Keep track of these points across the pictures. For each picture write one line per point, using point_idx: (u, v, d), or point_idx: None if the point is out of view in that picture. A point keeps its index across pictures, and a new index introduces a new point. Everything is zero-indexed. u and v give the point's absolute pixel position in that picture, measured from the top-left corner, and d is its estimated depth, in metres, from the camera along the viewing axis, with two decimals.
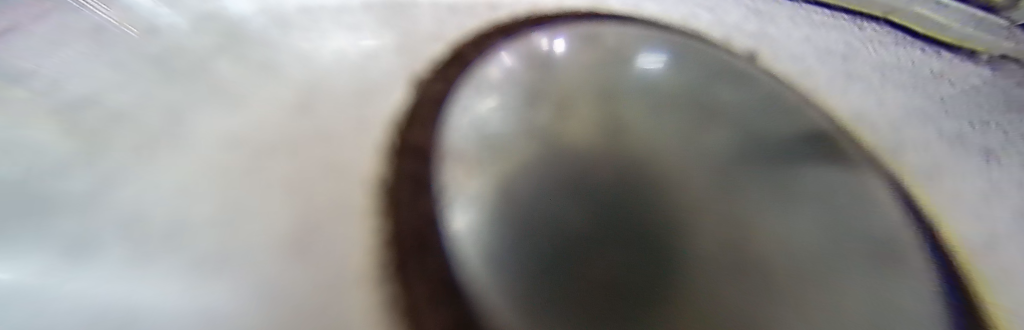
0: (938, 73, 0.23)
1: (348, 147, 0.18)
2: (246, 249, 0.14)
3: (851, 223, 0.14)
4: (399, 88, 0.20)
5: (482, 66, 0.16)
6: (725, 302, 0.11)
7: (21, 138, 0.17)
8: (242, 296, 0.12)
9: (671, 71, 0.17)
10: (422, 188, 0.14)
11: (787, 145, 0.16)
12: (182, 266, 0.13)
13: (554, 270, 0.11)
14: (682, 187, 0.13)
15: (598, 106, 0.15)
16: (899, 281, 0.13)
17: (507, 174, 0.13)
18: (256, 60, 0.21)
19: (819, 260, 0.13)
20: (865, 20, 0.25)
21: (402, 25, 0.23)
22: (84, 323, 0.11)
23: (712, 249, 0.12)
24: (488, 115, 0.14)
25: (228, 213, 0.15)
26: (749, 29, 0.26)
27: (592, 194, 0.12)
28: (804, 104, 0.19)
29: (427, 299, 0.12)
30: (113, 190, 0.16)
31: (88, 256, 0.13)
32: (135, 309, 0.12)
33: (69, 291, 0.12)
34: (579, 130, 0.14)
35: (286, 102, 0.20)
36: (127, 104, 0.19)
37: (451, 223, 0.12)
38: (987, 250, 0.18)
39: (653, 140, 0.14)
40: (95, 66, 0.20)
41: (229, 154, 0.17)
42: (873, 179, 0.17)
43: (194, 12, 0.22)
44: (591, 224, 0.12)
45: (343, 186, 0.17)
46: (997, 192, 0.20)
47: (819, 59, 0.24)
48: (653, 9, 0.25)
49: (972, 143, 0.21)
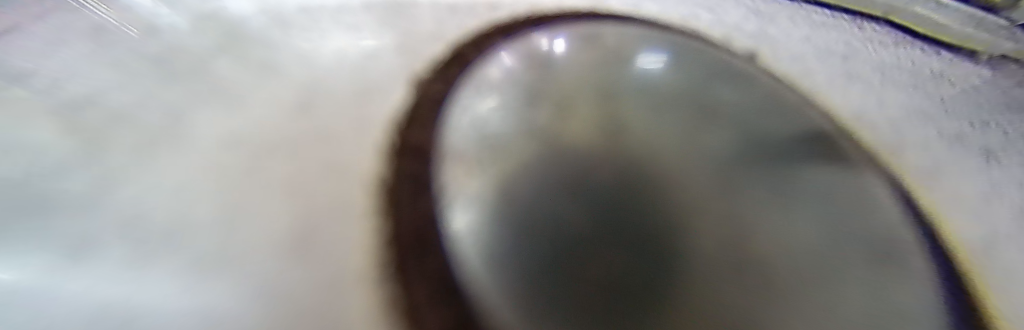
0: (939, 73, 0.23)
1: (348, 147, 0.18)
2: (246, 249, 0.14)
3: (851, 223, 0.14)
4: (398, 88, 0.20)
5: (481, 66, 0.16)
6: (725, 302, 0.11)
7: (25, 139, 0.17)
8: (242, 298, 0.12)
9: (671, 71, 0.17)
10: (422, 187, 0.14)
11: (786, 145, 0.16)
12: (183, 267, 0.14)
13: (554, 270, 0.11)
14: (683, 187, 0.13)
15: (598, 105, 0.15)
16: (900, 282, 0.13)
17: (507, 174, 0.13)
18: (256, 60, 0.21)
19: (819, 260, 0.13)
20: (865, 20, 0.25)
21: (402, 25, 0.23)
22: (85, 322, 0.12)
23: (713, 249, 0.12)
24: (488, 115, 0.14)
25: (229, 212, 0.15)
26: (749, 29, 0.26)
27: (592, 195, 0.12)
28: (803, 104, 0.19)
29: (427, 299, 0.12)
30: (114, 189, 0.16)
31: (89, 255, 0.14)
32: (134, 309, 0.12)
33: (69, 292, 0.13)
34: (579, 130, 0.14)
35: (285, 102, 0.20)
36: (127, 104, 0.19)
37: (451, 223, 0.12)
38: (988, 250, 0.18)
39: (654, 140, 0.14)
40: (95, 66, 0.20)
41: (229, 154, 0.17)
42: (873, 179, 0.17)
43: (194, 12, 0.22)
44: (591, 224, 0.12)
45: (343, 186, 0.17)
46: (997, 191, 0.20)
47: (819, 59, 0.24)
48: (653, 10, 0.25)
49: (971, 143, 0.21)
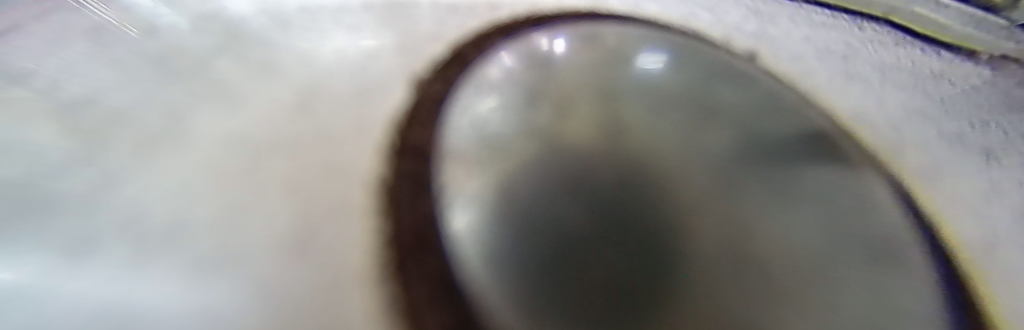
0: (940, 72, 0.23)
1: (348, 147, 0.18)
2: (245, 249, 0.14)
3: (850, 224, 0.14)
4: (399, 89, 0.20)
5: (481, 66, 0.16)
6: (723, 302, 0.11)
7: (22, 138, 0.17)
8: (241, 297, 0.12)
9: (671, 71, 0.17)
10: (422, 187, 0.14)
11: (787, 145, 0.16)
12: (183, 267, 0.14)
13: (554, 270, 0.11)
14: (684, 187, 0.13)
15: (598, 105, 0.15)
16: (901, 283, 0.13)
17: (507, 173, 0.13)
18: (257, 60, 0.21)
19: (818, 259, 0.13)
20: (866, 20, 0.25)
21: (401, 25, 0.23)
22: (85, 321, 0.12)
23: (713, 249, 0.12)
24: (488, 115, 0.14)
25: (229, 213, 0.15)
26: (749, 29, 0.26)
27: (592, 196, 0.12)
28: (803, 104, 0.19)
29: (427, 299, 0.12)
30: (115, 190, 0.16)
31: (89, 256, 0.14)
32: (134, 309, 0.12)
33: (69, 291, 0.13)
34: (579, 130, 0.14)
35: (285, 102, 0.19)
36: (127, 104, 0.19)
37: (451, 223, 0.12)
38: (988, 250, 0.18)
39: (655, 141, 0.14)
40: (95, 66, 0.20)
41: (229, 154, 0.17)
42: (873, 180, 0.17)
43: (195, 12, 0.22)
44: (591, 223, 0.12)
45: (342, 187, 0.17)
46: (998, 192, 0.20)
47: (820, 59, 0.24)
48: (654, 10, 0.25)
49: (971, 143, 0.21)
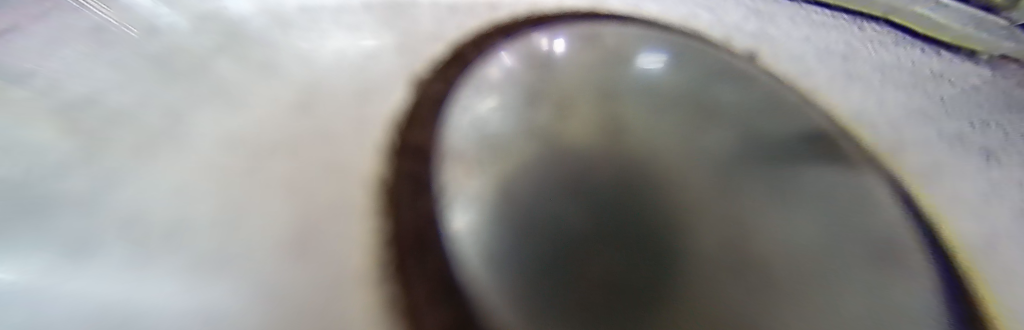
0: (939, 73, 0.23)
1: (348, 147, 0.18)
2: (245, 249, 0.14)
3: (852, 224, 0.14)
4: (399, 88, 0.20)
5: (482, 66, 0.16)
6: (723, 302, 0.11)
7: (21, 138, 0.17)
8: (242, 297, 0.13)
9: (671, 71, 0.17)
10: (421, 188, 0.14)
11: (789, 147, 0.16)
12: (182, 267, 0.14)
13: (555, 271, 0.11)
14: (682, 188, 0.13)
15: (598, 106, 0.15)
16: (902, 283, 0.13)
17: (508, 175, 0.13)
18: (256, 59, 0.21)
19: (816, 259, 0.13)
20: (866, 20, 0.25)
21: (401, 25, 0.23)
22: (86, 321, 0.12)
23: (712, 250, 0.12)
24: (488, 115, 0.14)
25: (228, 213, 0.15)
26: (750, 29, 0.26)
27: (591, 197, 0.13)
28: (804, 104, 0.19)
29: (427, 299, 0.12)
30: (114, 190, 0.16)
31: (88, 256, 0.14)
32: (135, 310, 0.12)
33: (69, 290, 0.13)
34: (580, 130, 0.14)
35: (285, 102, 0.19)
36: (128, 105, 0.19)
37: (451, 225, 0.12)
38: (988, 250, 0.18)
39: (655, 142, 0.14)
40: (95, 66, 0.20)
41: (229, 155, 0.17)
42: (874, 180, 0.17)
43: (194, 11, 0.22)
44: (590, 225, 0.12)
45: (342, 186, 0.17)
46: (998, 191, 0.20)
47: (821, 59, 0.24)
48: (654, 9, 0.25)
49: (972, 143, 0.21)
